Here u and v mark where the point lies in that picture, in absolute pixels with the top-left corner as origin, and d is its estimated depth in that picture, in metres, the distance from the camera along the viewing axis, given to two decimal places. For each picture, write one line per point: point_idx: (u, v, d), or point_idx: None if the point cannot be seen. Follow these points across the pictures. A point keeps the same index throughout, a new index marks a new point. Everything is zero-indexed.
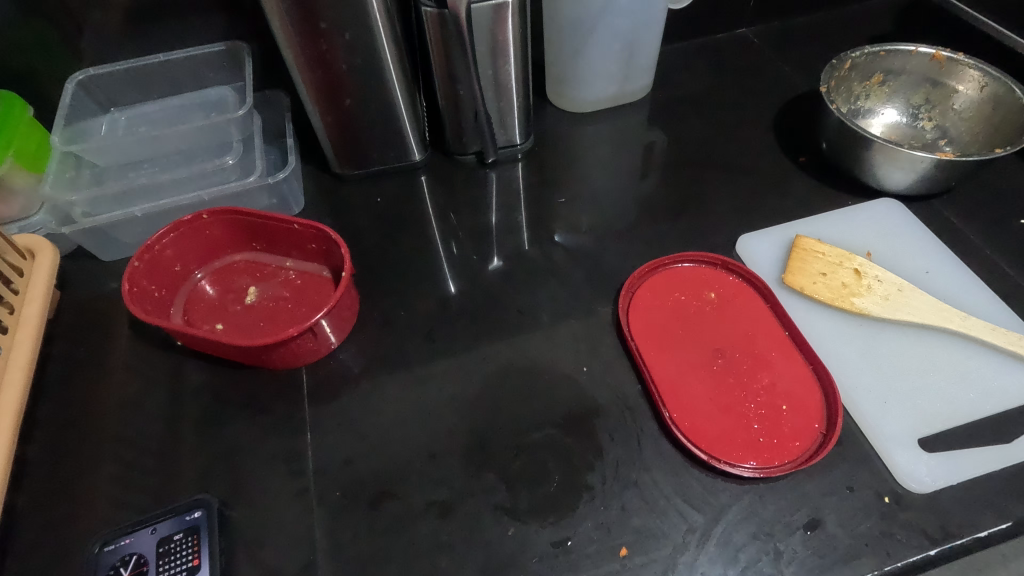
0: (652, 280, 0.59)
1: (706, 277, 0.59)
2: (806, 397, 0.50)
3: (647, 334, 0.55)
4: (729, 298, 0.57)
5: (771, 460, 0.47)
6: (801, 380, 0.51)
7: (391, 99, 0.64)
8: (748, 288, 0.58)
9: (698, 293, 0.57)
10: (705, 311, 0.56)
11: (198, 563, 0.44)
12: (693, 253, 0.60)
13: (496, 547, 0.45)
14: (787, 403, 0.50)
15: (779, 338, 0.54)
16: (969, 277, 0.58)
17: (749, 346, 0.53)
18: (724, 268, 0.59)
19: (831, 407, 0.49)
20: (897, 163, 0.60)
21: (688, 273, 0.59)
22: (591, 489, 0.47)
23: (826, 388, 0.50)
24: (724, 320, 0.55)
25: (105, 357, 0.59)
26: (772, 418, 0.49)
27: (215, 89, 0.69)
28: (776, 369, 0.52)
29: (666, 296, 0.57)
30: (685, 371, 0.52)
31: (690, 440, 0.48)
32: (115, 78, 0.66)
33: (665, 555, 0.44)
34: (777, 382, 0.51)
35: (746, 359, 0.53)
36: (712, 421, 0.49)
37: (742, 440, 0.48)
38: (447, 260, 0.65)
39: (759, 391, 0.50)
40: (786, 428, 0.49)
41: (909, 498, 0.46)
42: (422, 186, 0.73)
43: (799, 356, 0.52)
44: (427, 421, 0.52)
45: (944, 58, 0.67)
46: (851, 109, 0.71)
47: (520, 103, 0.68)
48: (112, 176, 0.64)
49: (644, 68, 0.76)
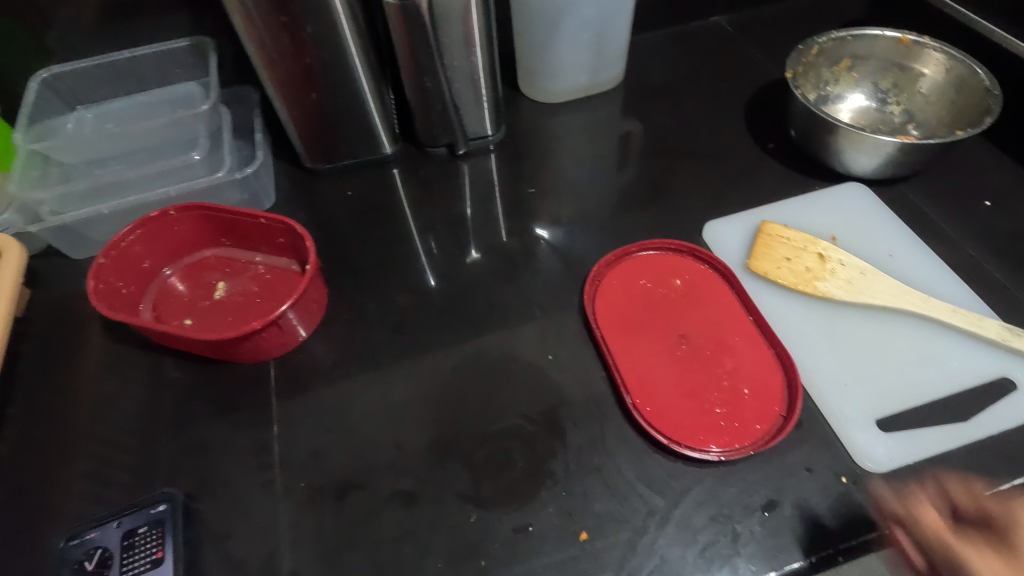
0: (618, 268, 0.59)
1: (673, 265, 0.59)
2: (768, 381, 0.51)
3: (613, 321, 0.55)
4: (695, 286, 0.57)
5: (732, 443, 0.47)
6: (763, 365, 0.51)
7: (358, 92, 0.64)
8: (714, 274, 0.58)
9: (664, 280, 0.58)
10: (671, 298, 0.56)
11: (163, 555, 0.44)
12: (658, 241, 0.60)
13: (458, 534, 0.45)
14: (749, 387, 0.50)
15: (743, 324, 0.54)
16: (932, 259, 0.59)
17: (713, 332, 0.54)
18: (691, 255, 0.60)
19: (793, 390, 0.50)
20: (862, 147, 0.60)
21: (653, 261, 0.59)
22: (553, 475, 0.47)
23: (788, 371, 0.51)
24: (689, 306, 0.56)
25: (77, 355, 0.59)
26: (733, 402, 0.49)
27: (182, 85, 0.69)
28: (739, 354, 0.52)
29: (632, 283, 0.58)
30: (649, 357, 0.52)
31: (652, 425, 0.48)
32: (80, 75, 0.66)
33: (625, 538, 0.44)
34: (739, 367, 0.51)
35: (710, 344, 0.53)
36: (674, 405, 0.49)
37: (704, 424, 0.48)
38: (421, 252, 0.65)
39: (722, 375, 0.51)
40: (748, 412, 0.49)
41: (866, 478, 0.46)
42: (395, 178, 0.73)
43: (763, 341, 0.53)
44: (395, 411, 0.52)
45: (910, 42, 0.67)
46: (820, 95, 0.72)
47: (489, 93, 0.68)
48: (80, 174, 0.63)
49: (614, 57, 0.76)
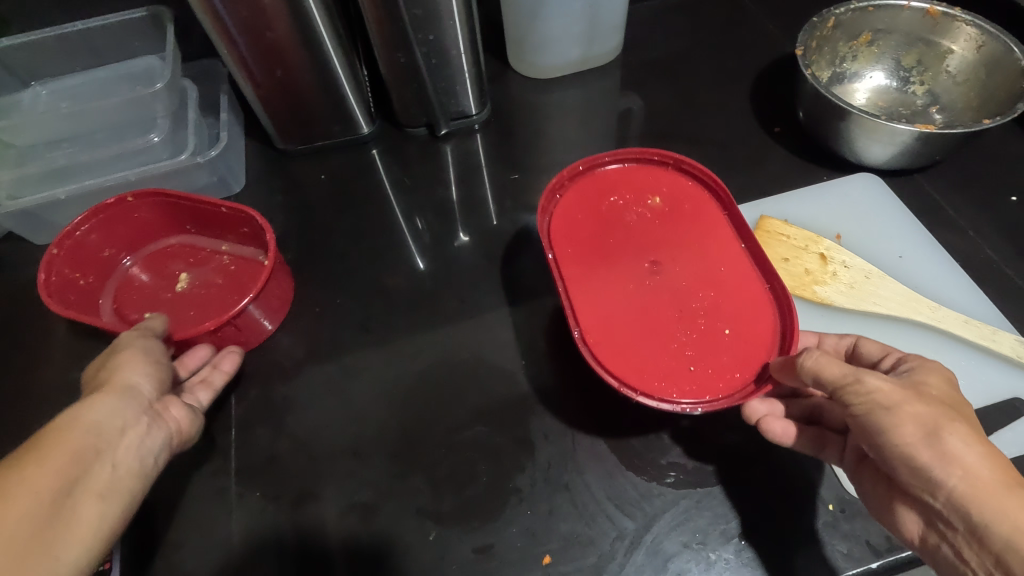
0: (583, 184, 0.52)
1: (651, 181, 0.52)
2: (755, 319, 0.44)
3: (572, 243, 0.48)
4: (678, 212, 0.50)
5: (703, 393, 0.41)
6: (752, 300, 0.45)
7: (327, 69, 0.59)
8: (702, 193, 0.51)
9: (640, 199, 0.51)
10: (647, 221, 0.50)
11: (110, 566, 0.43)
12: (629, 153, 0.52)
13: (415, 552, 0.43)
14: (729, 326, 0.44)
15: (732, 254, 0.48)
16: (946, 260, 0.54)
17: (695, 263, 0.47)
18: (677, 168, 0.52)
19: (787, 332, 0.43)
20: (875, 135, 0.54)
21: (625, 175, 0.52)
22: (519, 492, 0.45)
23: (782, 311, 0.44)
24: (667, 230, 0.49)
25: (36, 347, 0.57)
26: (708, 341, 0.43)
27: (142, 59, 0.64)
28: (723, 288, 0.46)
29: (601, 200, 0.51)
30: (609, 289, 0.46)
31: (601, 364, 0.42)
32: (32, 48, 0.61)
33: (591, 563, 0.42)
34: (721, 303, 0.45)
35: (689, 277, 0.47)
36: (633, 343, 0.43)
37: (669, 367, 0.42)
38: (406, 234, 0.62)
39: (697, 311, 0.45)
40: (724, 356, 0.43)
41: (855, 506, 0.44)
42: (373, 159, 0.68)
43: (757, 276, 0.46)
44: (357, 417, 0.50)
45: (938, 13, 0.60)
46: (834, 73, 0.66)
47: (471, 69, 0.63)
48: (34, 156, 0.59)
49: (610, 29, 0.70)
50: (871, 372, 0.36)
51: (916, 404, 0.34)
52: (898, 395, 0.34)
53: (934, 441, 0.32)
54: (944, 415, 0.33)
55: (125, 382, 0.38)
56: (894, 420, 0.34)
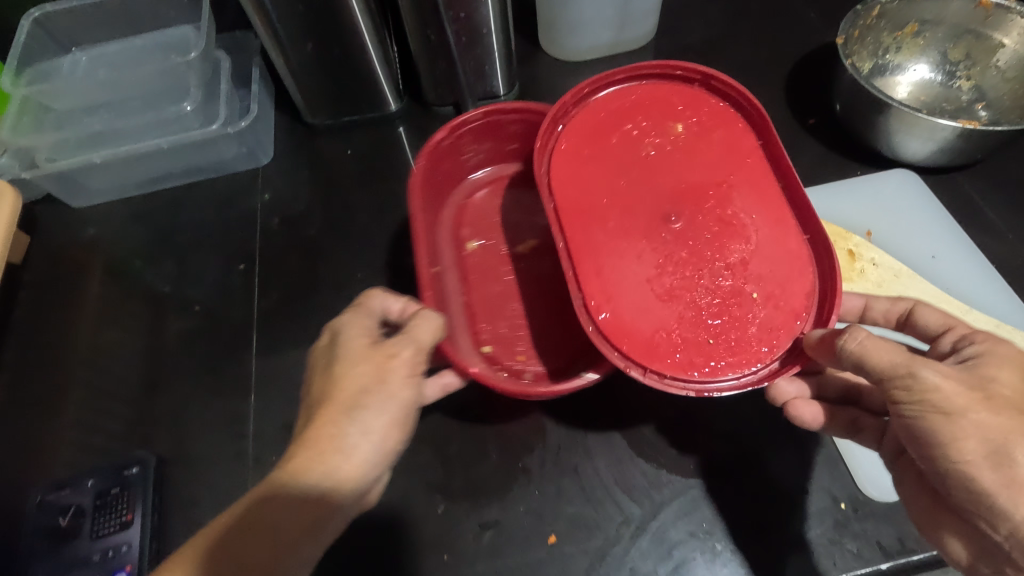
0: (592, 111, 0.46)
1: (675, 102, 0.46)
2: (789, 274, 0.40)
3: (576, 184, 0.44)
4: (703, 141, 0.45)
5: (721, 369, 0.38)
6: (787, 255, 0.41)
7: (358, 45, 0.59)
8: (732, 119, 0.45)
9: (660, 126, 0.45)
10: (666, 152, 0.45)
11: (131, 519, 0.46)
12: (640, 65, 0.46)
13: (424, 524, 0.44)
14: (758, 289, 0.40)
15: (766, 198, 0.42)
16: (980, 263, 0.53)
17: (721, 204, 0.42)
18: (703, 85, 0.47)
19: (825, 297, 0.39)
20: (914, 131, 0.53)
21: (641, 95, 0.47)
22: (528, 472, 0.45)
23: (822, 267, 0.40)
24: (688, 163, 0.44)
25: (70, 306, 0.59)
26: (730, 304, 0.40)
27: (177, 29, 0.65)
28: (753, 241, 0.41)
29: (612, 130, 0.46)
30: (619, 240, 0.42)
31: (607, 338, 0.39)
32: (73, 15, 0.63)
33: (596, 546, 0.43)
34: (750, 258, 0.41)
35: (711, 223, 0.42)
36: (644, 311, 0.40)
37: (685, 340, 0.39)
38: None
39: (720, 268, 0.41)
40: (750, 325, 0.39)
41: (867, 505, 0.43)
42: (400, 136, 0.68)
43: (793, 223, 0.41)
44: None
45: (991, 6, 0.58)
46: (875, 65, 0.63)
47: (501, 48, 0.62)
48: (71, 120, 0.61)
49: (644, 12, 0.68)
50: (928, 364, 0.33)
51: (979, 413, 0.32)
52: (960, 398, 0.32)
53: (998, 463, 0.31)
54: (1010, 428, 0.31)
55: (356, 477, 0.33)
56: (954, 433, 0.32)
